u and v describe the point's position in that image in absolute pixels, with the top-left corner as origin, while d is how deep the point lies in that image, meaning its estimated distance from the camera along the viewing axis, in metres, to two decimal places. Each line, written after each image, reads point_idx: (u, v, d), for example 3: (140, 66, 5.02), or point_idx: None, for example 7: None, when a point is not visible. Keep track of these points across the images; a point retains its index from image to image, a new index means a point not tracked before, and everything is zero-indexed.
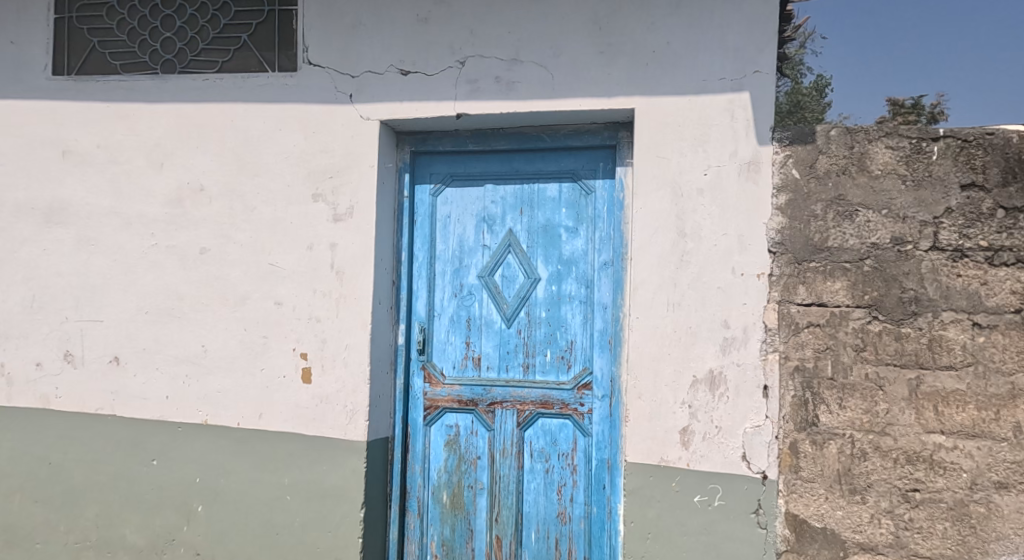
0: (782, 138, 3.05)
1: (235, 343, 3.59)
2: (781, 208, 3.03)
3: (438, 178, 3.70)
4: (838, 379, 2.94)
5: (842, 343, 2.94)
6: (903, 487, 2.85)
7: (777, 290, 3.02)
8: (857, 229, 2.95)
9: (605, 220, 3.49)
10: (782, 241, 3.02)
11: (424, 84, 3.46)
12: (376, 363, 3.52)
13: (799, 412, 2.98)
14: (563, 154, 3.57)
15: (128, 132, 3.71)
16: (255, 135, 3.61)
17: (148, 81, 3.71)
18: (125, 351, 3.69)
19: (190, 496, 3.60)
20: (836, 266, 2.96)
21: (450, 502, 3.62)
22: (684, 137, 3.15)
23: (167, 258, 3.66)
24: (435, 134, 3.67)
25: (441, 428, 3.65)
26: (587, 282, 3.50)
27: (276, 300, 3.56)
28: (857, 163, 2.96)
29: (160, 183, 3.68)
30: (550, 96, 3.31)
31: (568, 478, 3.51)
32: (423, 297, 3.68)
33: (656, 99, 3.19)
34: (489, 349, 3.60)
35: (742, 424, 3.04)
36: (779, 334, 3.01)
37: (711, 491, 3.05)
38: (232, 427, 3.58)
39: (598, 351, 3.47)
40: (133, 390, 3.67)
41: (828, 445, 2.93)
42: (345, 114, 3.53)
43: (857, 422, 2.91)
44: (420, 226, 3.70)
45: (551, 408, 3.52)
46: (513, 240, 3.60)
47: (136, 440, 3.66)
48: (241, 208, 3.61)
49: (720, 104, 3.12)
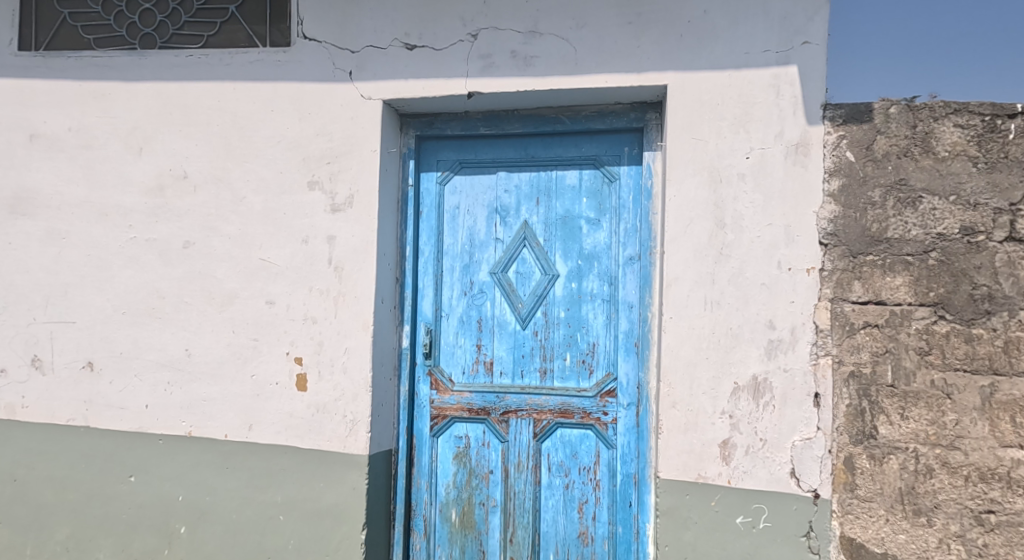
0: (835, 116, 2.72)
1: (223, 347, 3.25)
2: (834, 194, 2.71)
3: (446, 166, 3.37)
4: (899, 386, 2.63)
5: (904, 346, 2.63)
6: (976, 508, 2.55)
7: (830, 287, 2.70)
8: (921, 218, 2.63)
9: (630, 210, 3.17)
10: (836, 231, 2.70)
11: (432, 59, 3.13)
12: (378, 368, 3.18)
13: (855, 423, 2.66)
14: (584, 139, 3.24)
15: (103, 114, 3.36)
16: (244, 117, 3.27)
17: (125, 57, 3.36)
18: (100, 355, 3.34)
19: (172, 517, 3.25)
20: (895, 259, 2.65)
21: (460, 521, 3.29)
22: (723, 116, 2.83)
23: (146, 253, 3.32)
24: (442, 116, 3.33)
25: (449, 440, 3.32)
26: (611, 278, 3.18)
27: (267, 299, 3.22)
28: (922, 143, 2.65)
29: (139, 170, 3.33)
30: (572, 72, 2.99)
31: (590, 494, 3.18)
32: (429, 296, 3.35)
33: (691, 75, 2.87)
34: (503, 353, 3.27)
35: (790, 436, 2.72)
36: (831, 335, 2.70)
37: (755, 511, 2.73)
38: (220, 440, 3.23)
39: (624, 355, 3.15)
40: (109, 398, 3.33)
41: (888, 461, 2.63)
42: (344, 93, 3.20)
43: (921, 434, 2.61)
44: (426, 218, 3.36)
45: (571, 417, 3.19)
46: (528, 233, 3.27)
47: (112, 454, 3.31)
48: (229, 198, 3.27)
49: (764, 80, 2.80)
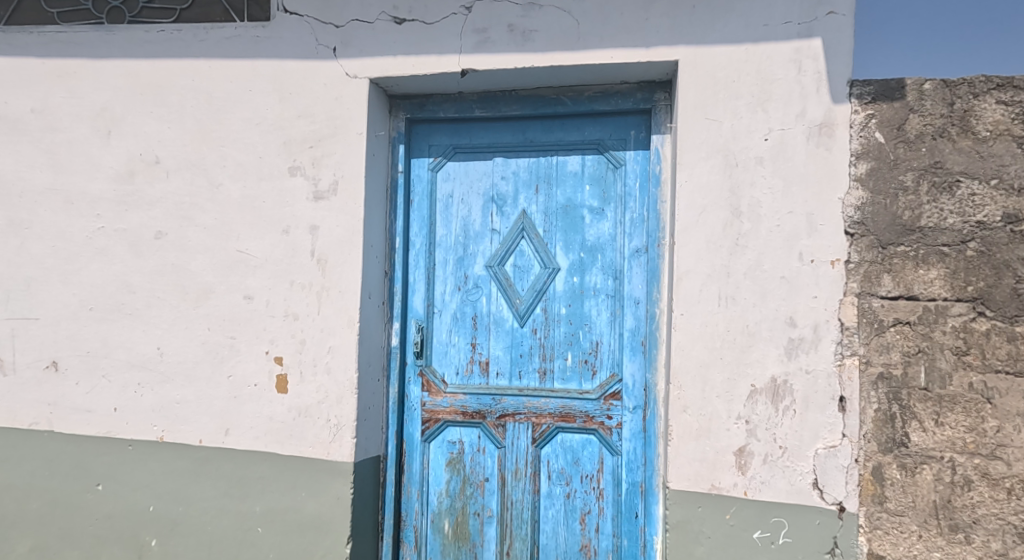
0: (863, 93, 2.49)
1: (198, 345, 3.01)
2: (862, 178, 2.48)
3: (438, 151, 3.13)
4: (934, 390, 2.40)
5: (939, 345, 2.40)
6: (1019, 524, 2.32)
7: (857, 281, 2.47)
8: (958, 205, 2.41)
9: (637, 199, 2.94)
10: (863, 220, 2.47)
11: (423, 35, 2.89)
12: (365, 369, 2.95)
13: (884, 430, 2.43)
14: (587, 121, 3.00)
15: (68, 94, 3.12)
16: (221, 97, 3.03)
17: (92, 32, 3.12)
18: (65, 355, 3.10)
19: (143, 528, 3.02)
20: (930, 250, 2.42)
21: (454, 532, 3.05)
22: (739, 94, 2.59)
23: (115, 244, 3.08)
24: (435, 98, 3.10)
25: (442, 445, 3.08)
26: (615, 272, 2.95)
27: (246, 294, 2.99)
28: (960, 122, 2.42)
29: (107, 154, 3.09)
30: (575, 48, 2.75)
31: (592, 505, 2.95)
32: (420, 291, 3.11)
33: (705, 50, 2.64)
34: (500, 352, 3.04)
35: (812, 444, 2.49)
36: (858, 334, 2.46)
37: (774, 526, 2.50)
38: (194, 446, 3.00)
39: (630, 354, 2.91)
40: (75, 401, 3.09)
41: (921, 471, 2.40)
42: (328, 71, 2.96)
43: (958, 442, 2.38)
44: (417, 207, 3.13)
45: (573, 422, 2.96)
46: (527, 223, 3.04)
47: (77, 461, 3.08)
48: (205, 184, 3.03)
49: (785, 54, 2.56)
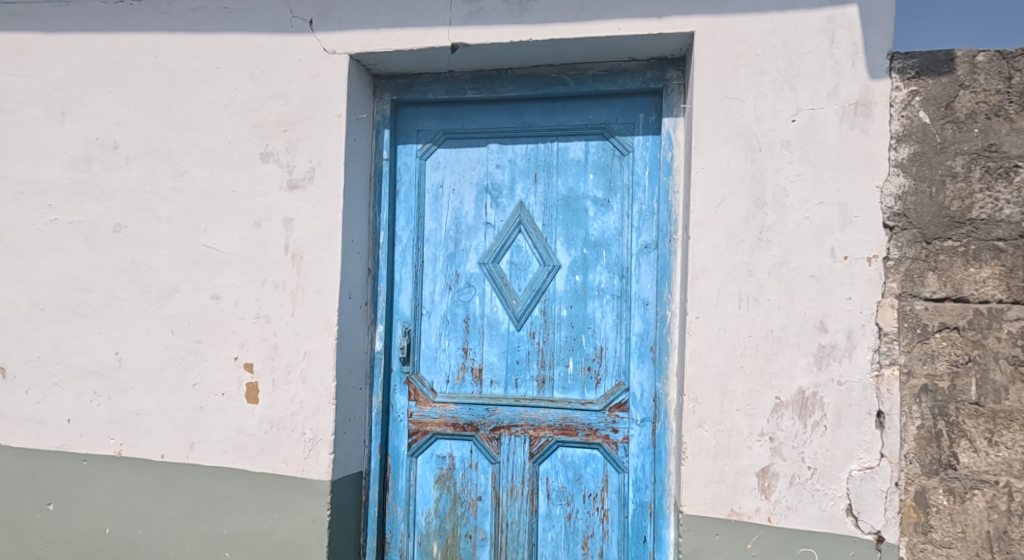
0: (905, 67, 2.19)
1: (160, 349, 2.72)
2: (903, 164, 2.19)
3: (427, 136, 2.84)
4: (987, 405, 2.11)
5: (993, 354, 2.12)
6: None
7: (897, 280, 2.18)
8: (1016, 194, 2.12)
9: (645, 188, 2.64)
10: (905, 211, 2.18)
11: (408, 5, 2.59)
12: (345, 377, 2.65)
13: (928, 450, 2.14)
14: (591, 103, 2.71)
15: (20, 72, 2.84)
16: (186, 76, 2.74)
17: (45, 4, 2.83)
18: (15, 360, 2.82)
19: (99, 552, 2.73)
20: (982, 246, 2.13)
21: (443, 556, 2.76)
22: (763, 70, 2.30)
23: (70, 238, 2.79)
24: (423, 78, 2.80)
25: (430, 460, 2.79)
26: (622, 270, 2.65)
27: (212, 294, 2.70)
28: (1018, 99, 2.13)
29: (61, 139, 2.80)
30: (577, 19, 2.46)
31: (596, 527, 2.65)
32: (407, 291, 2.82)
33: (724, 20, 2.34)
34: (494, 358, 2.74)
35: (846, 464, 2.19)
36: (899, 340, 2.17)
37: (802, 557, 2.20)
38: (156, 461, 2.71)
39: (637, 361, 2.62)
40: (25, 411, 2.80)
41: (972, 497, 2.11)
42: (303, 46, 2.67)
43: (1015, 465, 2.09)
44: (404, 199, 2.84)
45: (574, 436, 2.66)
46: (524, 216, 2.74)
47: (27, 477, 2.79)
48: (168, 172, 2.74)
49: (815, 24, 2.27)
